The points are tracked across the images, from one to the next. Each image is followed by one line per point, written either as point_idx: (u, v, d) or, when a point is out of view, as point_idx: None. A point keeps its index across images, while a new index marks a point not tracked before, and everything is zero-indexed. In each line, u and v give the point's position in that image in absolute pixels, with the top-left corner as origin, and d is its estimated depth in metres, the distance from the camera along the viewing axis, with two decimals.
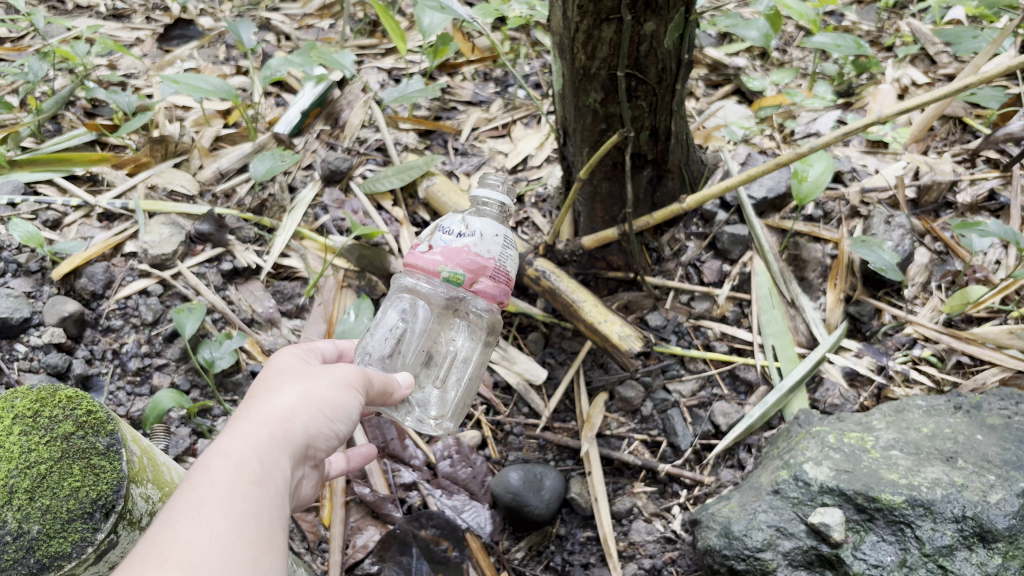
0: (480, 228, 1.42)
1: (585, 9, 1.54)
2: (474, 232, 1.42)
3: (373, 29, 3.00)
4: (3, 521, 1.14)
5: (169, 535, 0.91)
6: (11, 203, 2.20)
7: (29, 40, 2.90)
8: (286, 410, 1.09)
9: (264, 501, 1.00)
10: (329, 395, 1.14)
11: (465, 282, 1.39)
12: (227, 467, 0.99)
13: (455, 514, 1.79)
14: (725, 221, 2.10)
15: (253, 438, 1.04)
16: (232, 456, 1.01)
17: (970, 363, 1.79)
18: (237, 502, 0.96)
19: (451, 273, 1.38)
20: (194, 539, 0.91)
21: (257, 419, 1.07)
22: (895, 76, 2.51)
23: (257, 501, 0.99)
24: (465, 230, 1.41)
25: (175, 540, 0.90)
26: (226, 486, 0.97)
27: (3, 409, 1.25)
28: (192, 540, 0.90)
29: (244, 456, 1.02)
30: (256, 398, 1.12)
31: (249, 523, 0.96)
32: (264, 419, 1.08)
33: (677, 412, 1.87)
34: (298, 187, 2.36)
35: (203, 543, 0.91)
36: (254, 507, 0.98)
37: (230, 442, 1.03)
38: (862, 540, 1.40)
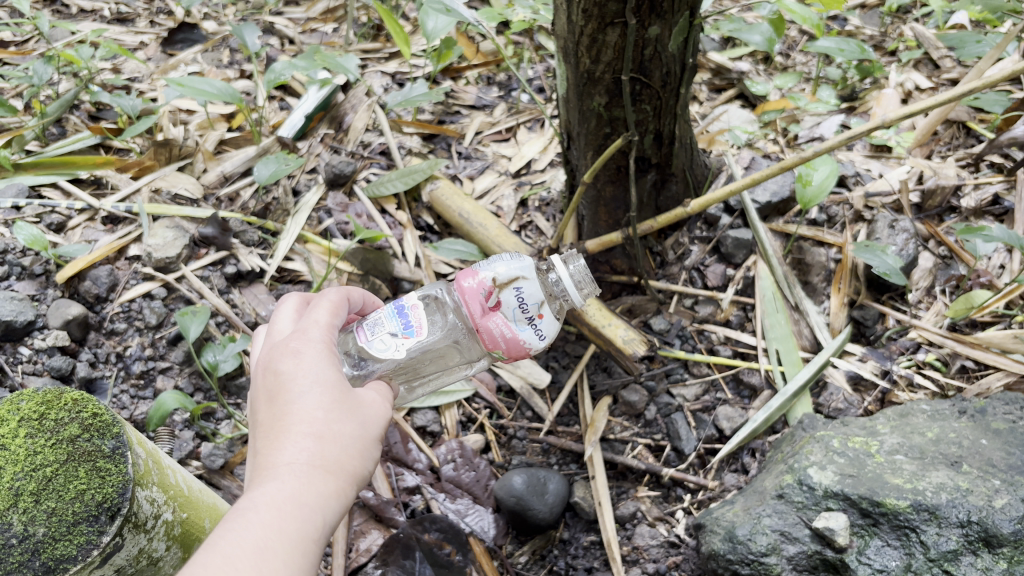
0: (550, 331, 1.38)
1: (590, 13, 1.55)
2: (543, 330, 1.37)
3: (377, 33, 3.01)
4: (9, 523, 1.15)
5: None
6: (15, 206, 2.21)
7: (34, 43, 2.91)
8: (338, 454, 1.15)
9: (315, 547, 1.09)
10: (372, 436, 1.22)
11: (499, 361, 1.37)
12: (289, 520, 1.07)
13: (459, 518, 1.79)
14: (729, 225, 2.10)
15: (313, 486, 1.11)
16: (292, 506, 1.08)
17: (975, 367, 1.79)
18: (295, 557, 1.05)
19: (499, 357, 1.36)
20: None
21: (312, 461, 1.13)
22: (899, 80, 2.52)
23: (311, 554, 1.07)
24: (537, 320, 1.36)
25: None
26: (288, 538, 1.05)
27: (9, 413, 1.26)
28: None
29: (305, 509, 1.09)
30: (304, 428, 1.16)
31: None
32: (321, 464, 1.14)
33: (681, 416, 1.87)
34: (302, 191, 2.37)
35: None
36: (307, 561, 1.07)
37: (290, 488, 1.10)
38: (867, 545, 1.39)
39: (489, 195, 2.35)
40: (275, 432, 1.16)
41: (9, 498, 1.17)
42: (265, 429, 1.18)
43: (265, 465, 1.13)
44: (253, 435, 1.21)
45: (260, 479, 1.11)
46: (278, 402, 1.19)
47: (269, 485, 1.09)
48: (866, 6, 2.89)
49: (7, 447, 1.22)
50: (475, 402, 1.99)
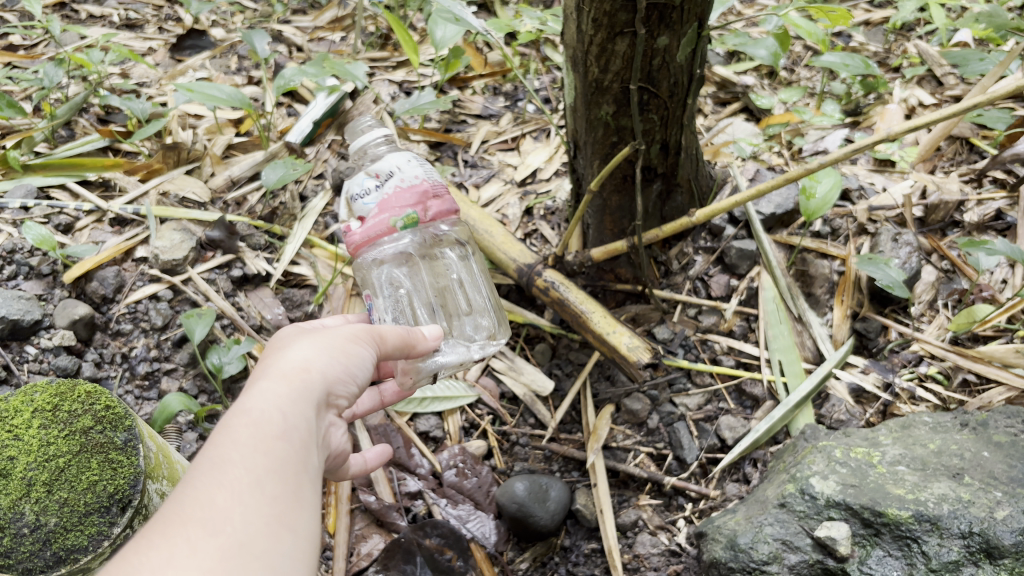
0: (393, 165, 1.56)
1: (600, 22, 1.57)
2: (385, 175, 1.56)
3: (385, 43, 3.05)
4: (21, 513, 1.21)
5: (193, 489, 0.93)
6: (24, 207, 2.22)
7: (43, 47, 2.94)
8: (300, 363, 1.13)
9: (288, 455, 1.01)
10: (339, 346, 1.18)
11: (419, 215, 1.55)
12: (245, 424, 1.01)
13: (460, 523, 1.79)
14: (733, 236, 2.12)
15: (273, 392, 1.06)
16: (251, 412, 1.03)
17: (976, 381, 1.80)
18: (258, 460, 0.98)
19: (406, 216, 1.53)
20: (215, 496, 0.93)
21: (272, 374, 1.11)
22: (902, 96, 2.54)
23: (279, 457, 1.00)
24: (378, 181, 1.54)
25: (197, 496, 0.92)
26: (247, 443, 0.99)
27: (22, 404, 1.33)
28: (215, 497, 0.93)
29: (265, 415, 1.03)
30: (271, 359, 1.16)
31: (272, 479, 0.98)
32: (280, 377, 1.10)
33: (683, 426, 1.87)
34: (309, 196, 2.39)
35: (228, 502, 0.93)
36: (277, 462, 0.99)
37: (248, 400, 1.05)
38: (868, 555, 1.40)
39: (495, 203, 2.37)
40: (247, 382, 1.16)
41: (22, 487, 1.23)
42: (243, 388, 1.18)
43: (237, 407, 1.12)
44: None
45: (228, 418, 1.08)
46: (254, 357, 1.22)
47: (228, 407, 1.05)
48: (870, 23, 2.93)
49: (20, 437, 1.28)
50: (478, 409, 2.00)
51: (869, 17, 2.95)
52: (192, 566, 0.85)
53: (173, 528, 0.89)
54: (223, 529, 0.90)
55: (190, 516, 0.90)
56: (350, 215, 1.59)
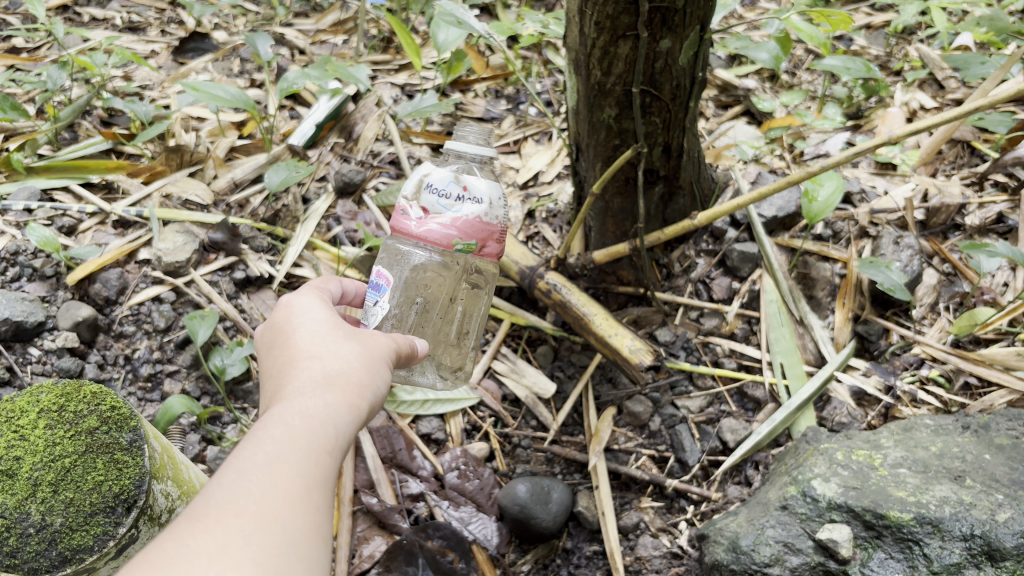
0: (486, 194, 1.48)
1: (603, 25, 1.58)
2: (475, 197, 1.47)
3: (387, 46, 3.06)
4: (27, 512, 1.22)
5: (250, 484, 0.95)
6: (28, 209, 2.23)
7: (46, 50, 2.95)
8: (353, 377, 1.14)
9: (333, 470, 1.04)
10: (383, 366, 1.21)
11: (478, 251, 1.48)
12: (295, 426, 1.03)
13: (462, 526, 1.79)
14: (735, 239, 2.12)
15: (323, 398, 1.09)
16: (298, 414, 1.05)
17: (978, 384, 1.80)
18: (310, 468, 1.01)
19: (464, 244, 1.46)
20: (270, 495, 0.95)
21: (326, 379, 1.12)
22: (904, 100, 2.55)
23: (326, 466, 1.03)
24: (465, 195, 1.46)
25: (254, 491, 0.95)
26: (297, 446, 1.01)
27: (28, 404, 1.33)
28: (268, 494, 0.95)
29: (318, 421, 1.06)
30: (319, 357, 1.16)
31: (320, 490, 1.00)
32: (327, 382, 1.12)
33: (685, 428, 1.88)
34: (312, 199, 2.39)
35: (281, 503, 0.95)
36: (323, 471, 1.02)
37: (302, 403, 1.07)
38: (870, 558, 1.41)
39: None
40: (281, 374, 1.16)
41: (27, 487, 1.24)
42: (272, 372, 1.18)
43: (271, 398, 1.13)
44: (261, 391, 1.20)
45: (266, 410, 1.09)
46: (289, 342, 1.21)
47: (279, 404, 1.07)
48: (871, 27, 2.94)
49: (26, 438, 1.29)
50: (480, 411, 2.01)
51: (871, 20, 2.96)
52: (247, 562, 0.88)
53: (227, 518, 0.91)
54: (273, 527, 0.93)
55: (244, 508, 0.93)
56: (415, 195, 1.49)
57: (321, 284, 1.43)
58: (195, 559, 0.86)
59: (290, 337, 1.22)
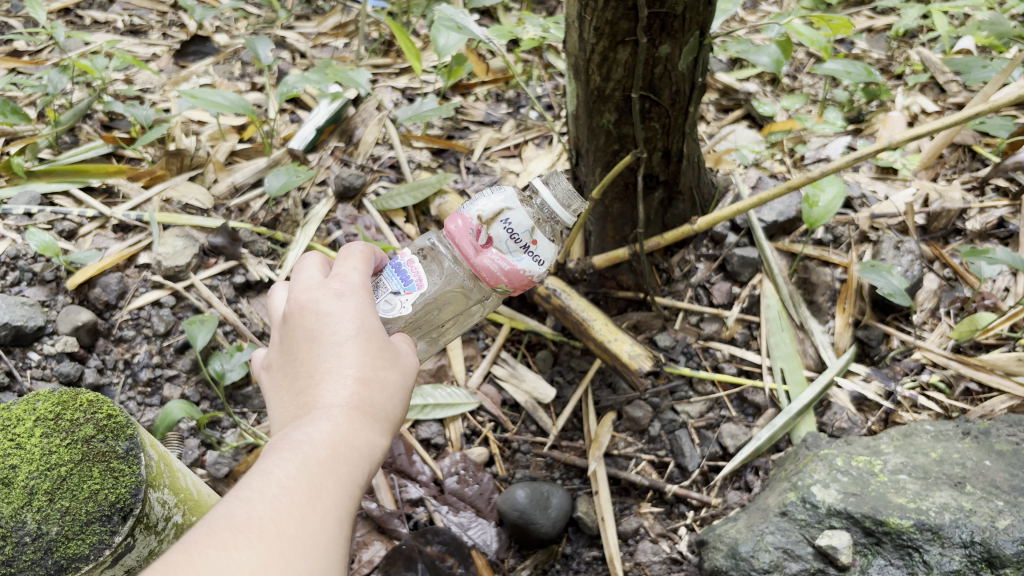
0: (547, 255, 1.44)
1: (602, 31, 1.58)
2: (538, 256, 1.42)
3: (388, 49, 3.06)
4: (23, 521, 1.22)
5: (294, 509, 1.03)
6: (28, 213, 2.23)
7: (48, 53, 2.95)
8: (385, 408, 1.23)
9: (361, 497, 1.14)
10: (411, 396, 1.30)
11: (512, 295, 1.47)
12: (333, 452, 1.12)
13: (461, 531, 1.79)
14: (735, 243, 2.12)
15: (360, 427, 1.17)
16: (336, 441, 1.13)
17: (978, 390, 1.80)
18: (346, 498, 1.10)
19: (504, 290, 1.43)
20: (311, 523, 1.04)
21: (363, 407, 1.19)
22: (905, 104, 2.55)
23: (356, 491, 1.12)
24: (530, 248, 1.41)
25: (297, 517, 1.03)
26: (334, 473, 1.10)
27: (25, 412, 1.34)
28: (308, 518, 1.04)
29: (354, 453, 1.14)
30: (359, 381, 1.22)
31: (350, 517, 1.10)
32: (363, 409, 1.19)
33: (685, 433, 1.87)
34: (312, 203, 2.39)
35: (320, 531, 1.04)
36: (352, 496, 1.11)
37: (341, 432, 1.15)
38: (870, 564, 1.41)
39: None
40: (321, 377, 1.22)
41: (24, 496, 1.24)
42: (306, 369, 1.24)
43: (306, 406, 1.19)
44: (294, 374, 1.26)
45: (304, 419, 1.16)
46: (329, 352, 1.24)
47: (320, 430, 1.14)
48: (873, 30, 2.94)
49: (23, 446, 1.29)
50: (480, 416, 2.00)
51: (872, 23, 2.95)
52: None
53: (269, 537, 0.99)
54: (310, 553, 1.01)
55: (284, 531, 1.01)
56: (485, 215, 1.39)
57: (361, 267, 1.37)
58: (239, 570, 0.95)
59: (330, 341, 1.24)
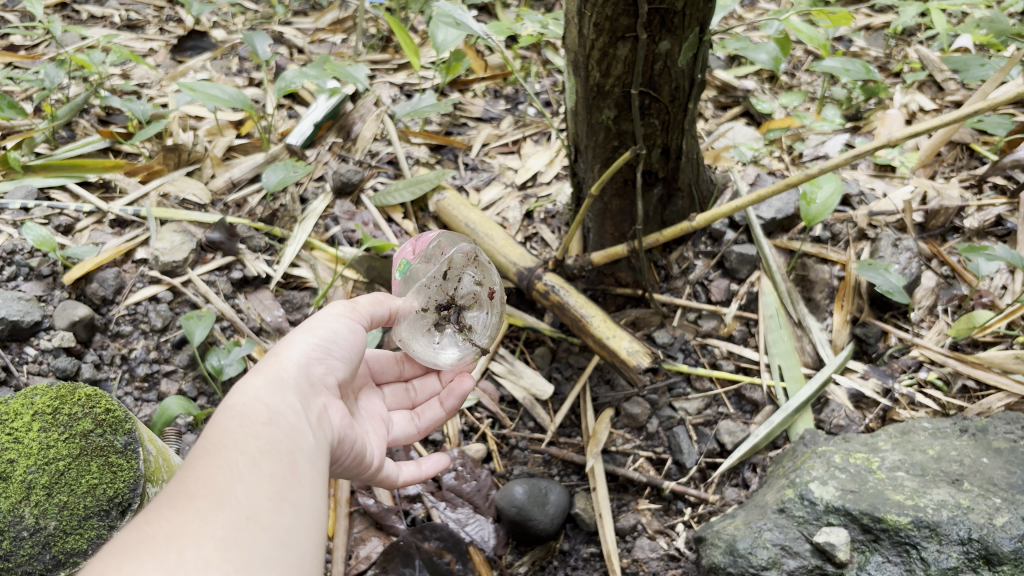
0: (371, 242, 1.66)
1: (601, 27, 1.57)
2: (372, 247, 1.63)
3: (386, 45, 3.05)
4: (21, 516, 1.21)
5: (198, 473, 1.05)
6: (24, 208, 2.22)
7: (44, 48, 2.93)
8: (280, 358, 1.25)
9: (278, 437, 1.13)
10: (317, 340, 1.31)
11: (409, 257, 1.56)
12: (233, 417, 1.13)
13: (459, 527, 1.79)
14: (733, 240, 2.12)
15: (259, 388, 1.19)
16: (235, 407, 1.15)
17: (976, 388, 1.79)
18: (251, 446, 1.10)
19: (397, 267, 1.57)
20: (216, 477, 1.04)
21: (258, 371, 1.23)
22: (903, 101, 2.54)
23: (268, 442, 1.11)
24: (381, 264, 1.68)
25: (200, 477, 1.04)
26: (239, 434, 1.11)
27: (22, 406, 1.33)
28: (219, 476, 1.04)
29: (248, 404, 1.15)
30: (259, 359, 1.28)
31: (265, 458, 1.09)
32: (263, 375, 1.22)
33: (682, 430, 1.87)
34: (309, 198, 2.39)
35: (226, 480, 1.04)
36: (266, 447, 1.11)
37: (236, 396, 1.17)
38: (867, 561, 1.41)
39: (495, 207, 2.37)
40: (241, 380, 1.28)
41: (21, 490, 1.23)
42: None
43: None
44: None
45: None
46: None
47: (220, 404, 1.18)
48: (871, 28, 2.94)
49: (20, 441, 1.29)
50: (478, 412, 2.00)
51: (870, 22, 2.96)
52: (202, 535, 0.96)
53: (180, 503, 1.00)
54: (226, 503, 1.01)
55: (195, 493, 1.02)
56: None
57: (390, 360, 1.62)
58: (155, 540, 0.95)
59: None
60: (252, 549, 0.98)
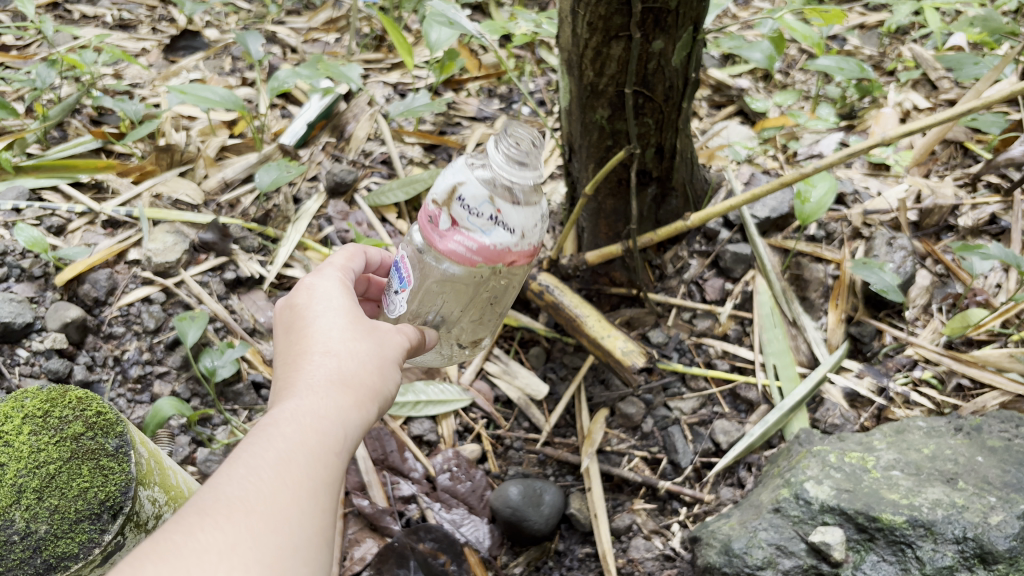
0: (520, 223, 1.31)
1: (595, 26, 1.57)
2: (508, 225, 1.30)
3: (379, 44, 3.04)
4: (12, 520, 1.20)
5: (258, 484, 1.01)
6: (16, 209, 2.20)
7: (36, 48, 2.91)
8: (362, 379, 1.19)
9: (336, 470, 1.10)
10: (391, 370, 1.25)
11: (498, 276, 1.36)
12: (305, 430, 1.09)
13: (454, 527, 1.78)
14: (728, 239, 2.12)
15: (323, 400, 1.14)
16: (307, 420, 1.10)
17: (971, 386, 1.81)
18: (314, 470, 1.06)
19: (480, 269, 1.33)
20: (277, 497, 1.01)
21: (331, 380, 1.16)
22: (896, 100, 2.54)
23: (328, 469, 1.08)
24: (495, 218, 1.29)
25: (262, 493, 1.00)
26: (302, 453, 1.06)
27: (14, 410, 1.32)
28: (278, 494, 1.01)
29: (321, 422, 1.11)
30: (329, 354, 1.20)
31: (323, 490, 1.06)
32: (329, 383, 1.16)
33: (677, 429, 1.87)
34: (303, 199, 2.38)
35: (286, 504, 1.01)
36: (324, 474, 1.07)
37: (307, 405, 1.12)
38: (862, 560, 1.40)
39: None
40: (298, 364, 1.20)
41: (12, 494, 1.22)
42: (285, 361, 1.23)
43: (285, 387, 1.17)
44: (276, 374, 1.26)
45: (273, 407, 1.14)
46: (301, 333, 1.24)
47: (287, 404, 1.12)
48: (865, 26, 2.94)
49: (11, 444, 1.28)
50: (472, 413, 1.99)
51: (864, 20, 2.96)
52: (255, 562, 0.94)
53: (237, 515, 0.97)
54: (281, 529, 0.98)
55: (252, 508, 0.99)
56: (446, 203, 1.31)
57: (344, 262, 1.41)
58: (208, 553, 0.92)
59: (306, 324, 1.25)
60: None
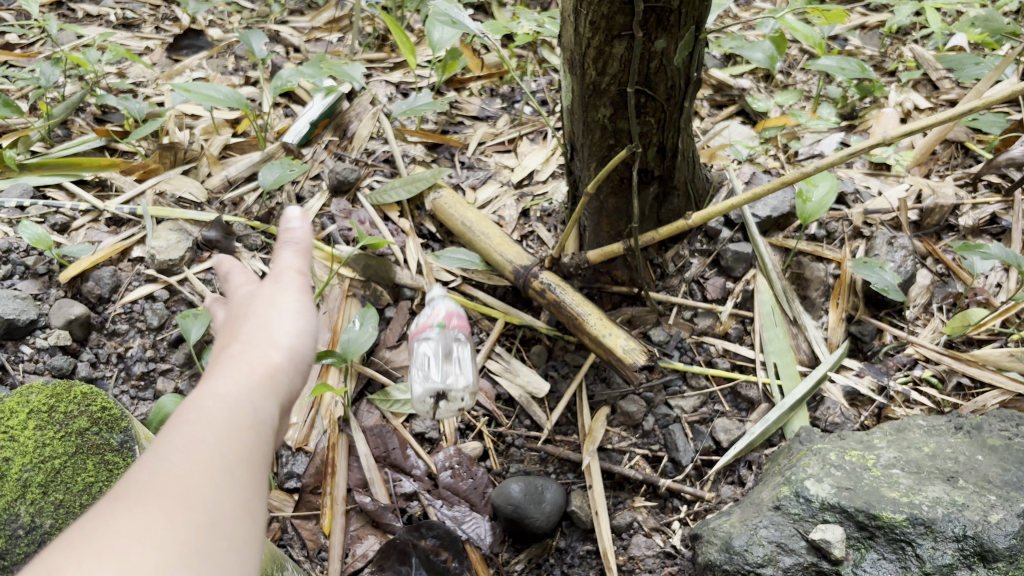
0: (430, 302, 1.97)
1: (597, 25, 1.57)
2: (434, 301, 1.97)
3: (382, 44, 3.05)
4: (16, 514, 1.20)
5: (154, 484, 0.86)
6: (20, 206, 2.22)
7: (40, 46, 2.92)
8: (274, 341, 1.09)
9: (257, 439, 0.96)
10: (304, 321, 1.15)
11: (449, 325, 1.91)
12: (214, 403, 0.97)
13: (455, 525, 1.79)
14: (729, 239, 2.13)
15: (241, 378, 1.02)
16: (217, 393, 0.99)
17: (971, 385, 1.82)
18: (229, 445, 0.93)
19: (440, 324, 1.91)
20: (177, 488, 0.85)
21: (249, 346, 1.09)
22: (897, 100, 2.54)
23: (245, 442, 0.94)
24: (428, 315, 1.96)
25: (151, 498, 0.84)
26: (219, 419, 0.95)
27: (18, 406, 1.34)
28: (169, 498, 0.84)
29: (233, 398, 0.99)
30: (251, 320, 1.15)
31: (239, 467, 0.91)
32: (247, 366, 1.05)
33: (678, 428, 1.87)
34: (306, 197, 2.39)
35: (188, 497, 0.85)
36: (243, 448, 0.94)
37: (214, 385, 1.00)
38: (863, 558, 1.41)
39: (491, 205, 2.36)
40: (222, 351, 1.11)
41: (16, 489, 1.23)
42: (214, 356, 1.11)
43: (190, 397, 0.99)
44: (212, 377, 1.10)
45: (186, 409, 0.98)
46: (232, 321, 1.18)
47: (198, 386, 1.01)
48: (866, 27, 2.95)
49: (16, 439, 1.29)
50: (474, 410, 1.99)
51: (865, 20, 2.97)
52: (165, 541, 0.80)
53: (149, 497, 0.84)
54: (194, 507, 0.84)
55: (162, 490, 0.85)
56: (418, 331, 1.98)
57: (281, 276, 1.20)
58: (116, 536, 0.79)
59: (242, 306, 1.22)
60: (216, 559, 0.82)
